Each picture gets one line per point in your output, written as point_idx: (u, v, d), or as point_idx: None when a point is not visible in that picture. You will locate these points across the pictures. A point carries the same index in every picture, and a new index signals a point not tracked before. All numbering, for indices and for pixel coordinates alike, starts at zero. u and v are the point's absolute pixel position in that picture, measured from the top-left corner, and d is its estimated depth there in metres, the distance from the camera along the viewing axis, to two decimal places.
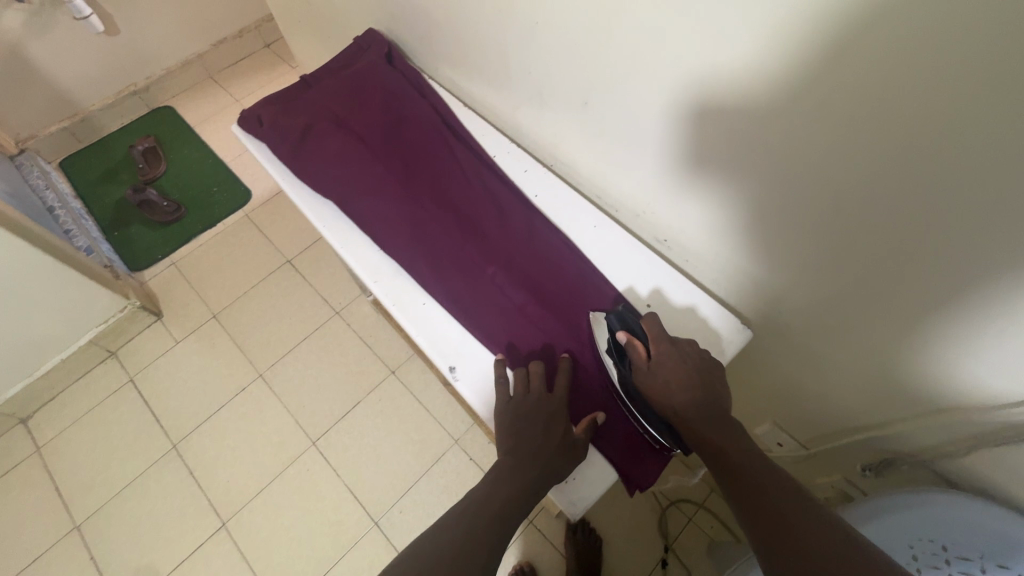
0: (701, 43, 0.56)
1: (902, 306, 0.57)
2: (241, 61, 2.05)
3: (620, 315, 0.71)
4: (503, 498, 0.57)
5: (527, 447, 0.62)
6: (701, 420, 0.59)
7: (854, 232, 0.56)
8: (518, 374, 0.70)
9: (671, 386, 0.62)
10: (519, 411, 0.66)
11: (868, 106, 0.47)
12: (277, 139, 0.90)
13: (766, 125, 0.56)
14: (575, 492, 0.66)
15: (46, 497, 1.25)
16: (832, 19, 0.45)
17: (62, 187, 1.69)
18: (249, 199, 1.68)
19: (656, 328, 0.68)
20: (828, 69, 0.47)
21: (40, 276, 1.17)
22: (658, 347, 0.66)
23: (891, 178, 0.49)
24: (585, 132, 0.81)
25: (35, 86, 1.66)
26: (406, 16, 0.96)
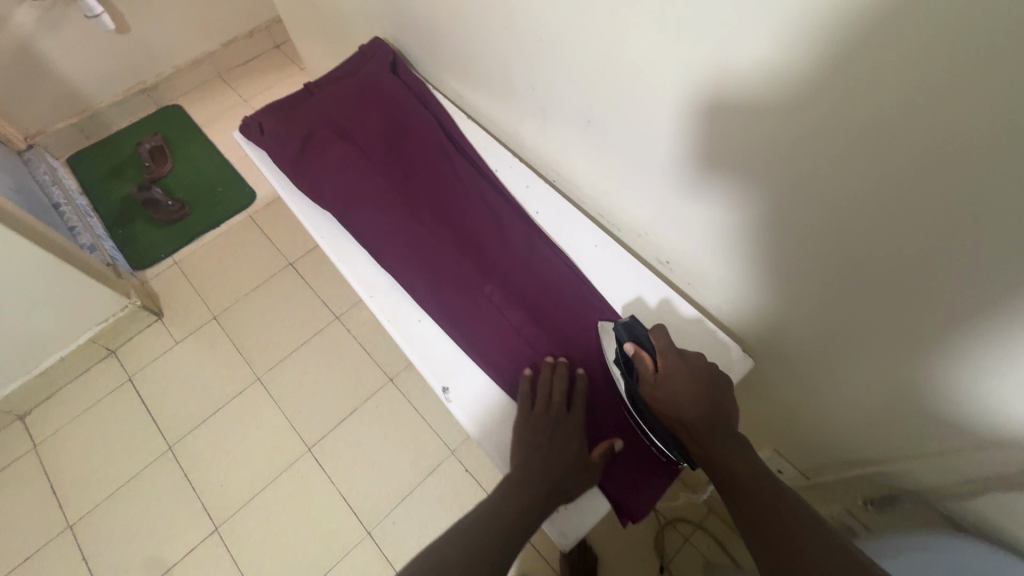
0: (707, 66, 0.55)
1: (909, 339, 0.55)
2: (251, 61, 2.06)
3: (628, 326, 0.69)
4: (506, 518, 0.56)
5: (539, 463, 0.62)
6: (707, 435, 0.58)
7: (862, 262, 0.55)
8: (539, 383, 0.70)
9: (678, 400, 0.61)
10: (533, 429, 0.65)
11: (882, 135, 0.45)
12: (278, 149, 0.90)
13: (773, 151, 0.55)
14: (576, 521, 0.64)
15: (41, 495, 1.25)
16: (845, 47, 0.44)
17: (69, 183, 1.69)
18: (253, 200, 1.68)
19: (664, 340, 0.66)
20: (837, 95, 0.46)
21: (42, 273, 1.17)
22: (666, 360, 0.64)
23: (905, 210, 0.48)
24: (588, 150, 0.80)
25: (45, 82, 1.67)
26: (412, 26, 0.95)
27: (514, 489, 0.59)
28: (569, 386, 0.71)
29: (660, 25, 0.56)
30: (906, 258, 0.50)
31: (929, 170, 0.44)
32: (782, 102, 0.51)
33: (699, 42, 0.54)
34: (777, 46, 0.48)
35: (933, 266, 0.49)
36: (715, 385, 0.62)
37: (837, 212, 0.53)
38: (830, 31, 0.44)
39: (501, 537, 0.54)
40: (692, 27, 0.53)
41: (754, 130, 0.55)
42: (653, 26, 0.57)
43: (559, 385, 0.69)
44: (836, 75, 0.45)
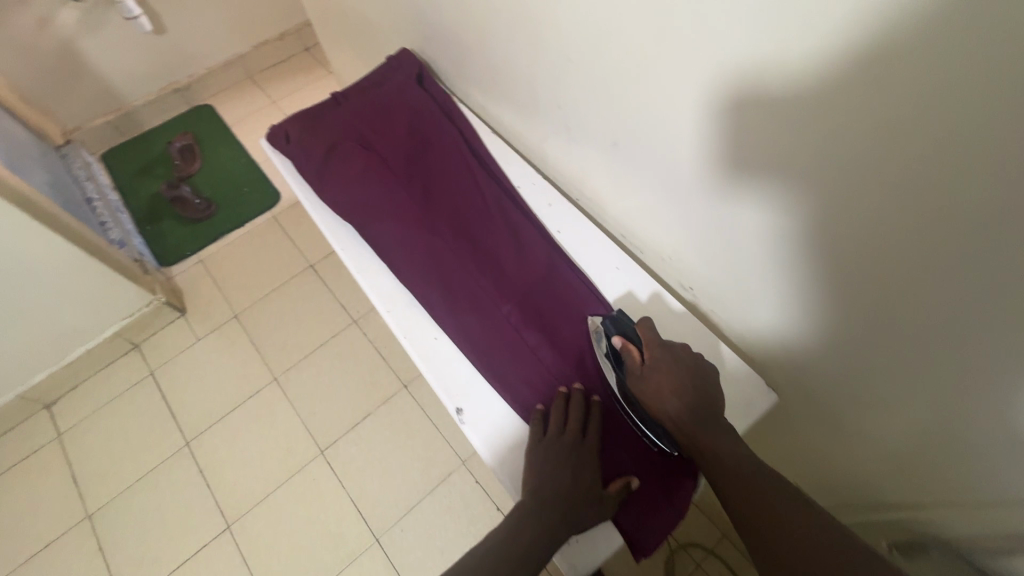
0: (741, 96, 0.54)
1: (945, 382, 0.53)
2: (280, 63, 2.09)
3: (615, 320, 0.72)
4: (518, 552, 0.55)
5: (549, 493, 0.60)
6: (692, 427, 0.59)
7: (898, 302, 0.53)
8: (554, 410, 0.69)
9: (661, 390, 0.62)
10: (544, 458, 0.64)
11: (923, 174, 0.44)
12: (303, 157, 0.91)
13: (808, 187, 0.53)
14: (587, 546, 0.64)
15: (63, 484, 1.28)
16: (884, 84, 0.42)
17: (102, 179, 1.74)
18: (278, 201, 1.70)
19: (650, 332, 0.68)
20: (878, 131, 0.45)
21: (73, 268, 1.20)
22: (652, 351, 0.66)
23: (947, 251, 0.46)
24: (612, 171, 0.79)
25: (84, 80, 1.72)
26: (440, 38, 0.96)
27: (526, 514, 0.58)
28: (586, 415, 0.69)
29: (693, 54, 0.56)
30: (945, 300, 0.48)
31: (976, 213, 0.42)
32: (817, 135, 0.49)
33: (734, 71, 0.53)
34: (819, 76, 0.46)
35: (973, 310, 0.47)
36: (702, 377, 0.63)
37: (874, 253, 0.51)
38: (875, 65, 0.42)
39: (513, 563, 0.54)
40: (728, 54, 0.52)
41: (786, 162, 0.54)
42: (685, 54, 0.56)
43: (574, 413, 0.68)
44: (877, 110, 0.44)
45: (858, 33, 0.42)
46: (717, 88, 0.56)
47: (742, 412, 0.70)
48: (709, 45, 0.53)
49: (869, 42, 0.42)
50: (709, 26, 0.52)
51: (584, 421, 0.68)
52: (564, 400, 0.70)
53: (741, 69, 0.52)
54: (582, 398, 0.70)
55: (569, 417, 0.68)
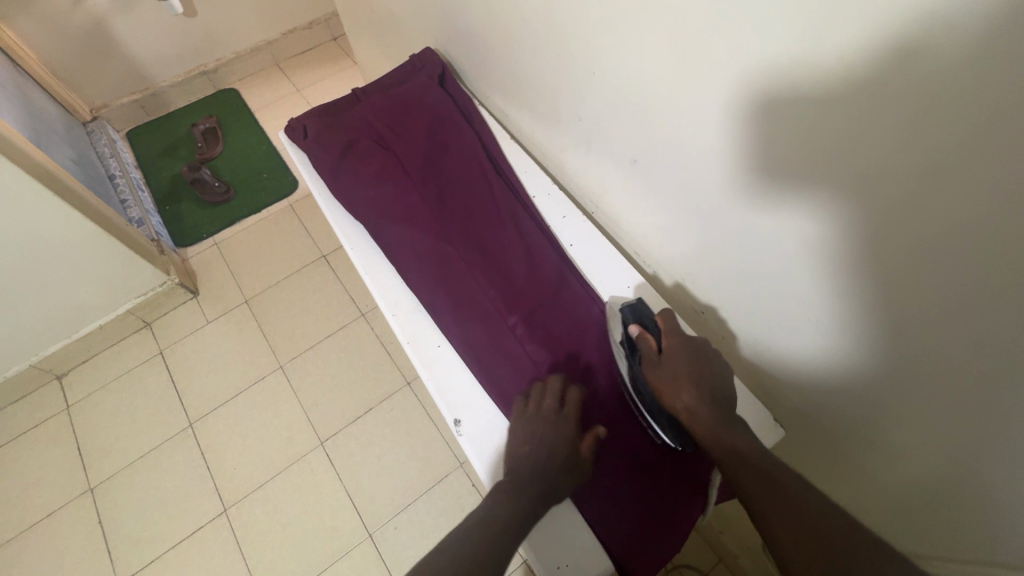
0: (774, 129, 0.53)
1: (957, 436, 0.52)
2: (307, 51, 2.10)
3: (635, 309, 0.72)
4: (502, 525, 0.55)
5: (530, 467, 0.61)
6: (711, 421, 0.58)
7: (914, 353, 0.51)
8: (533, 389, 0.71)
9: (678, 380, 0.62)
10: (525, 430, 0.66)
11: (947, 223, 0.43)
12: (318, 152, 0.91)
13: (833, 223, 0.52)
14: (562, 532, 0.65)
15: (68, 455, 1.30)
16: (916, 126, 0.41)
17: (126, 157, 1.77)
18: (295, 189, 1.71)
19: (671, 323, 0.68)
20: (912, 173, 0.43)
21: (91, 247, 1.22)
22: (670, 341, 0.66)
23: (966, 302, 0.45)
24: (631, 188, 0.78)
25: (113, 58, 1.74)
26: (464, 41, 0.95)
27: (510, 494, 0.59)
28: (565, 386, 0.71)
29: (727, 83, 0.54)
30: (968, 353, 0.47)
31: (1009, 267, 0.40)
32: (850, 170, 0.48)
33: (771, 104, 0.52)
34: (860, 111, 0.45)
35: (992, 363, 0.45)
36: (717, 368, 0.63)
37: (902, 299, 0.49)
38: (917, 104, 0.40)
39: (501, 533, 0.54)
40: (765, 83, 0.51)
41: (815, 197, 0.52)
42: (718, 81, 0.55)
43: (553, 387, 0.70)
44: (917, 152, 0.42)
45: (903, 69, 0.40)
46: (749, 115, 0.54)
47: None
48: (746, 74, 0.52)
49: (913, 79, 0.40)
50: (745, 52, 0.51)
51: (561, 394, 0.69)
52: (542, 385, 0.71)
53: (778, 101, 0.51)
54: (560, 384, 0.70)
55: (548, 389, 0.70)
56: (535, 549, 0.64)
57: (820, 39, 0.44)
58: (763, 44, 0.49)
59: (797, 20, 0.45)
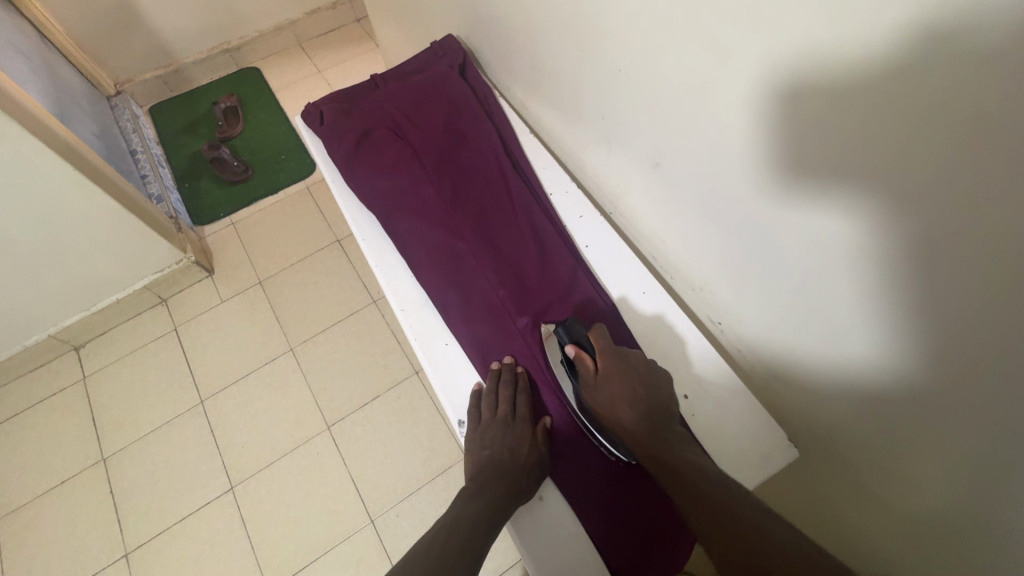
0: (806, 141, 0.50)
1: (973, 469, 0.50)
2: (331, 32, 2.08)
3: (568, 328, 0.70)
4: (458, 545, 0.54)
5: (493, 468, 0.63)
6: (650, 436, 0.59)
7: (935, 383, 0.49)
8: (486, 393, 0.71)
9: (615, 399, 0.62)
10: (484, 438, 0.67)
11: (971, 255, 0.41)
12: (334, 139, 0.90)
13: (863, 246, 0.49)
14: (546, 516, 0.66)
15: (82, 425, 1.33)
16: (951, 151, 0.39)
17: (148, 132, 1.78)
18: (313, 172, 1.71)
19: (603, 341, 0.67)
20: (953, 199, 0.40)
21: (110, 224, 1.24)
22: (605, 361, 0.65)
23: (986, 339, 0.43)
24: (650, 191, 0.76)
25: (138, 33, 1.75)
26: (487, 30, 0.93)
27: (468, 514, 0.58)
28: (516, 392, 0.71)
29: (761, 88, 0.52)
30: (986, 389, 0.45)
31: None
32: (886, 187, 0.45)
33: (805, 115, 0.49)
34: (902, 128, 0.42)
35: (1015, 400, 0.43)
36: (655, 380, 0.64)
37: (933, 330, 0.47)
38: (968, 124, 0.37)
39: (459, 547, 0.54)
40: (803, 89, 0.48)
41: (838, 216, 0.51)
42: (751, 87, 0.53)
43: (504, 394, 0.70)
44: (960, 173, 0.39)
45: (954, 83, 0.37)
46: (781, 126, 0.52)
47: (757, 463, 0.66)
48: (783, 79, 0.49)
49: (964, 94, 0.37)
50: (780, 56, 0.48)
51: (513, 399, 0.70)
52: (495, 376, 0.73)
53: (812, 112, 0.48)
54: (510, 372, 0.73)
55: (500, 395, 0.71)
56: (520, 530, 0.65)
57: (869, 45, 0.41)
58: (805, 48, 0.46)
59: (844, 22, 0.42)
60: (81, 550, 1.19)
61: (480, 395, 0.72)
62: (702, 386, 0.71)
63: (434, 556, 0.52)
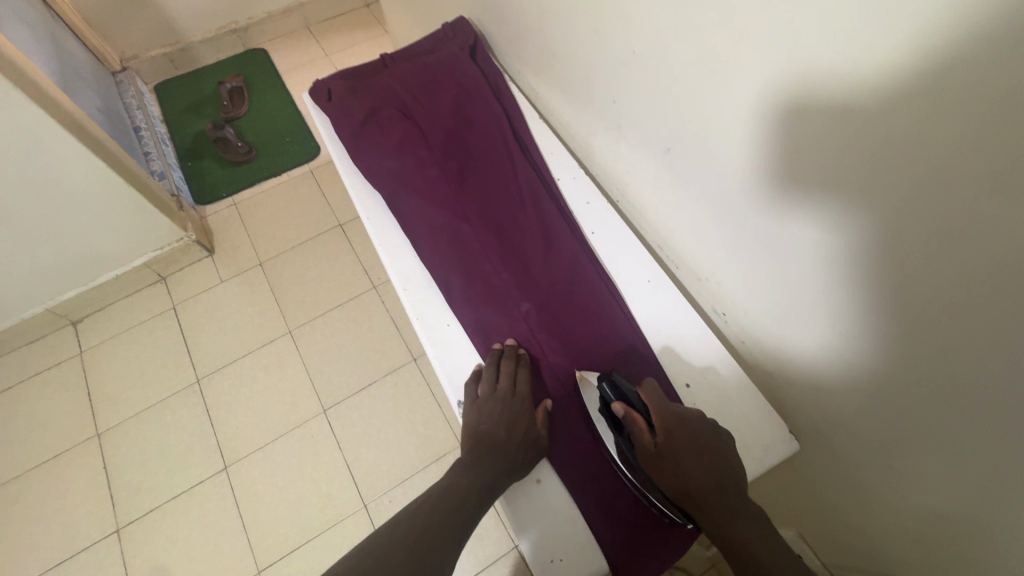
0: (812, 130, 0.49)
1: (967, 467, 0.50)
2: (340, 16, 2.06)
3: (615, 384, 0.65)
4: (446, 520, 0.55)
5: (486, 442, 0.63)
6: (718, 502, 0.55)
7: (930, 380, 0.49)
8: (486, 369, 0.71)
9: (684, 465, 0.57)
10: (481, 411, 0.66)
11: (969, 246, 0.41)
12: (341, 116, 0.90)
13: (864, 237, 0.49)
14: (541, 499, 0.66)
15: (77, 399, 1.33)
16: (947, 142, 0.39)
17: (152, 110, 1.77)
18: (317, 156, 1.70)
19: (657, 399, 0.63)
20: (961, 191, 0.40)
21: (111, 199, 1.23)
22: (662, 422, 0.60)
23: (980, 333, 0.43)
24: (661, 180, 0.75)
25: (146, 10, 1.74)
26: (499, 13, 0.92)
27: (460, 487, 0.59)
28: (517, 367, 0.72)
29: (772, 77, 0.51)
30: (978, 383, 0.45)
31: None
32: (885, 175, 0.45)
33: (813, 104, 0.48)
34: (912, 116, 0.41)
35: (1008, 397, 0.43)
36: (718, 439, 0.59)
37: (930, 326, 0.47)
38: (971, 115, 0.37)
39: (448, 520, 0.55)
40: (810, 77, 0.47)
41: (839, 207, 0.50)
42: (762, 75, 0.52)
43: (506, 368, 0.70)
44: (970, 165, 0.38)
45: (959, 71, 0.36)
46: (790, 115, 0.51)
47: (759, 456, 0.66)
48: (792, 64, 0.48)
49: (977, 80, 0.36)
50: (784, 43, 0.48)
51: (514, 375, 0.70)
52: (497, 356, 0.72)
53: (820, 100, 0.47)
54: (513, 352, 0.72)
55: (501, 372, 0.70)
56: (513, 506, 0.65)
57: (880, 28, 0.40)
58: (816, 32, 0.45)
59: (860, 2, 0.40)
60: (72, 524, 1.19)
61: (481, 373, 0.71)
62: (705, 377, 0.71)
63: (421, 528, 0.53)
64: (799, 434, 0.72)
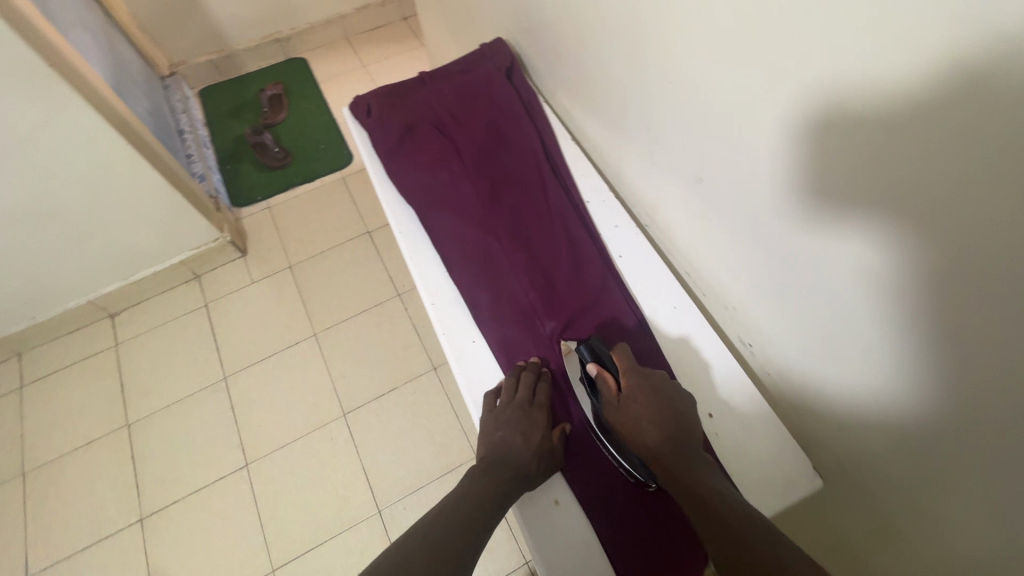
0: (843, 168, 0.49)
1: (1000, 516, 0.48)
2: (378, 28, 2.12)
3: (591, 346, 0.71)
4: (461, 524, 0.56)
5: (502, 452, 0.65)
6: (672, 458, 0.59)
7: (966, 425, 0.48)
8: (507, 382, 0.72)
9: (640, 418, 0.62)
10: (498, 419, 0.68)
11: (1000, 293, 0.40)
12: (379, 131, 0.92)
13: (894, 283, 0.49)
14: (559, 520, 0.66)
15: (111, 389, 1.38)
16: (979, 187, 0.39)
17: (196, 114, 1.86)
18: (349, 163, 1.74)
19: (626, 361, 0.68)
20: (990, 237, 0.39)
21: (153, 199, 1.29)
22: (627, 380, 0.66)
23: (1011, 382, 0.42)
24: (690, 206, 0.75)
25: (196, 18, 1.81)
26: (536, 35, 0.94)
27: (476, 496, 0.60)
28: (538, 381, 0.72)
29: (808, 112, 0.51)
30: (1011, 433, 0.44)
31: None
32: (922, 225, 0.44)
33: (844, 143, 0.48)
34: (943, 159, 0.41)
35: None
36: (678, 400, 0.63)
37: (966, 377, 0.46)
38: (1003, 164, 0.37)
39: (465, 528, 0.56)
40: (842, 118, 0.48)
41: (873, 247, 0.50)
42: (797, 111, 0.52)
43: (526, 380, 0.71)
44: (1002, 213, 0.38)
45: (988, 120, 0.36)
46: (823, 154, 0.51)
47: (782, 491, 0.65)
48: (828, 104, 0.49)
49: (1010, 128, 0.35)
50: (817, 80, 0.48)
51: (533, 387, 0.71)
52: (518, 372, 0.73)
53: (852, 139, 0.47)
54: (534, 371, 0.73)
55: (521, 382, 0.71)
56: (528, 517, 0.66)
57: (917, 71, 0.40)
58: (854, 70, 0.45)
59: (899, 43, 0.40)
60: (99, 510, 1.23)
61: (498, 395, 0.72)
62: (727, 406, 0.71)
63: (439, 534, 0.54)
64: (824, 468, 0.71)
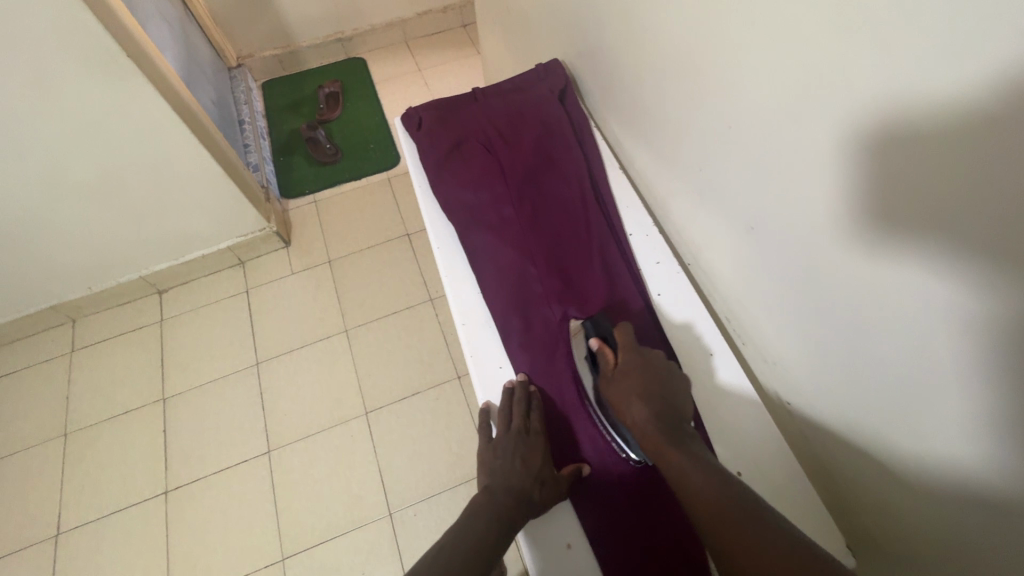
0: (907, 243, 0.46)
1: None
2: (436, 34, 2.16)
3: (594, 322, 0.75)
4: (471, 549, 0.55)
5: (506, 480, 0.64)
6: (657, 433, 0.59)
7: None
8: (498, 408, 0.73)
9: (627, 392, 0.64)
10: (496, 449, 0.69)
11: None
12: (427, 145, 0.94)
13: (957, 369, 0.46)
14: (569, 563, 0.64)
15: (152, 362, 1.45)
16: None
17: (257, 105, 1.92)
18: (396, 164, 1.78)
19: (627, 336, 0.71)
20: None
21: (210, 188, 1.34)
22: (624, 356, 0.69)
23: None
24: (737, 250, 0.73)
25: (266, 14, 1.89)
26: (593, 60, 0.93)
27: (484, 522, 0.59)
28: (528, 407, 0.73)
29: (872, 182, 0.48)
30: None
31: None
32: (991, 325, 0.41)
33: (908, 217, 0.45)
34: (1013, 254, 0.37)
35: None
36: (667, 374, 0.66)
37: None
38: None
39: (475, 555, 0.54)
40: (899, 192, 0.45)
41: (934, 327, 0.46)
42: (865, 180, 0.49)
43: (517, 407, 0.72)
44: None
45: None
46: (884, 230, 0.48)
47: None
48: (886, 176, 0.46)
49: None
50: (880, 147, 0.46)
51: (528, 411, 0.72)
52: (507, 395, 0.74)
53: (916, 214, 0.44)
54: (522, 391, 0.73)
55: (513, 410, 0.72)
56: (537, 551, 0.65)
57: (996, 156, 0.36)
58: (927, 144, 0.41)
59: (983, 124, 0.37)
60: (129, 478, 1.29)
61: (488, 413, 0.73)
62: (756, 463, 0.68)
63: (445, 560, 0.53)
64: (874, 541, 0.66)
